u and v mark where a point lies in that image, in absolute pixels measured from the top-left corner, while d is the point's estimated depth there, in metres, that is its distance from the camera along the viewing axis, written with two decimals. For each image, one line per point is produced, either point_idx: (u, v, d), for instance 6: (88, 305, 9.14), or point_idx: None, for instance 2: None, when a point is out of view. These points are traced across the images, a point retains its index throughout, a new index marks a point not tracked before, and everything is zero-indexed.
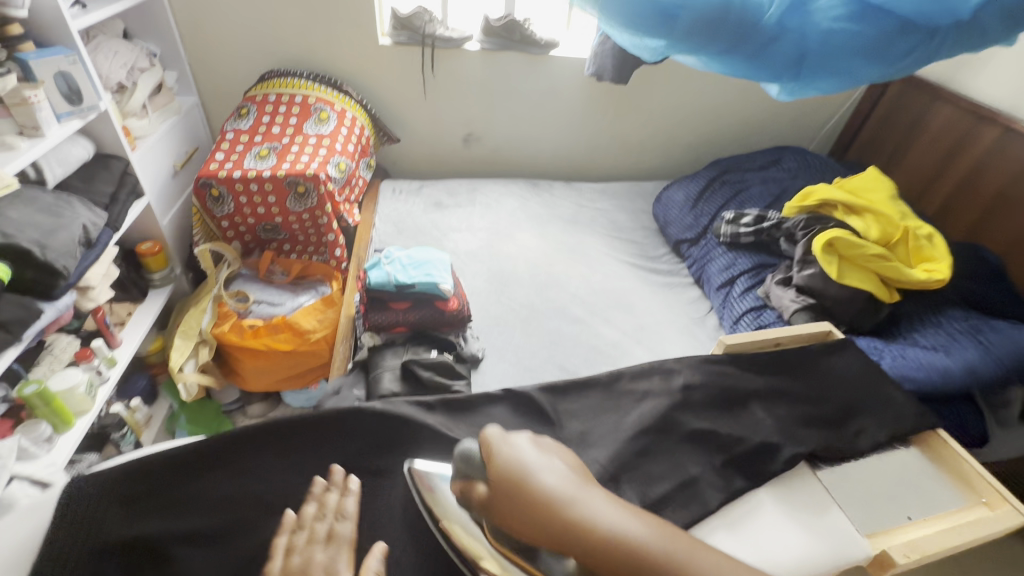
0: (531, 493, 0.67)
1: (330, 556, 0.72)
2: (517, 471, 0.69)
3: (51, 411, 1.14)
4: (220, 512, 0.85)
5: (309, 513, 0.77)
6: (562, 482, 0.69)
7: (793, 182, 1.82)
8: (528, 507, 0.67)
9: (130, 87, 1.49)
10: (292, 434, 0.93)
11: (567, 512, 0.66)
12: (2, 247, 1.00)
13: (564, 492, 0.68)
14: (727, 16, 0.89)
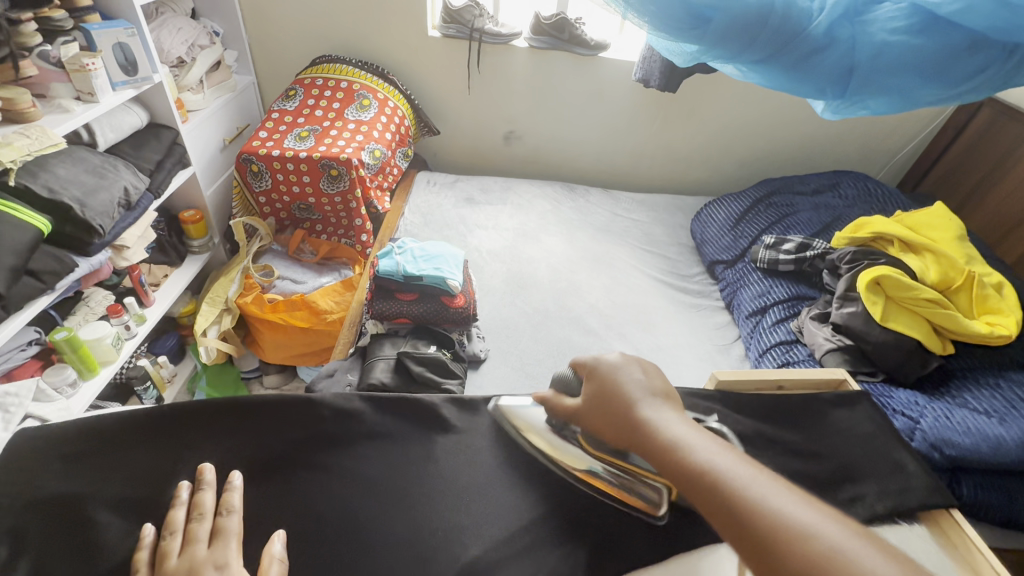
0: (610, 399, 0.64)
1: (213, 554, 0.60)
2: (605, 380, 0.66)
3: (77, 358, 1.22)
4: (130, 486, 0.68)
5: (179, 518, 0.64)
6: (648, 395, 0.62)
7: (847, 211, 1.68)
8: (606, 408, 0.64)
9: (189, 62, 1.57)
10: (238, 414, 0.75)
11: (630, 410, 0.61)
12: (45, 201, 1.08)
13: (636, 392, 0.63)
14: (767, 20, 0.81)
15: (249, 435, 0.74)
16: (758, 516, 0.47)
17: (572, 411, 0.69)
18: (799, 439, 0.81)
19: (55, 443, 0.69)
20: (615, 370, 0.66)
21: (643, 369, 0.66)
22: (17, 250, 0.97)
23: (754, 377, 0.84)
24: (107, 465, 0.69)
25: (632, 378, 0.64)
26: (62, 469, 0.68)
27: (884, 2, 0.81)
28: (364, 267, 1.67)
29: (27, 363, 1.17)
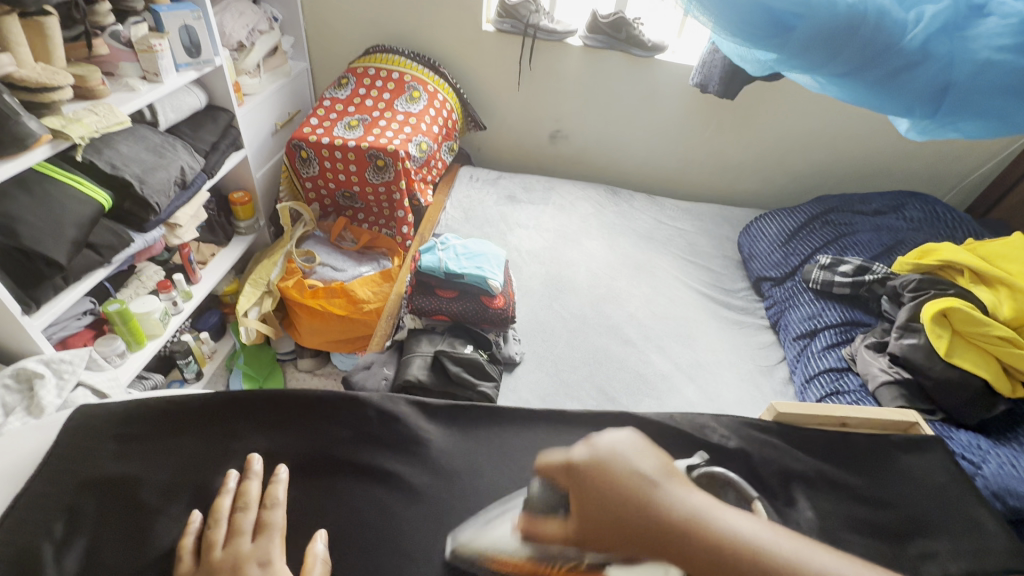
0: (607, 498, 0.46)
1: (257, 548, 0.59)
2: (590, 477, 0.48)
3: (127, 329, 1.26)
4: (179, 468, 0.69)
5: (224, 505, 0.64)
6: (645, 475, 0.47)
7: (911, 235, 1.59)
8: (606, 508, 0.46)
9: (248, 47, 1.60)
10: (288, 408, 0.76)
11: (650, 503, 0.45)
12: (108, 177, 1.11)
13: (642, 483, 0.46)
14: (855, 29, 0.76)
15: (298, 428, 0.74)
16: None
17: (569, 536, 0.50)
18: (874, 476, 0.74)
19: (118, 425, 0.72)
20: (603, 462, 0.48)
21: (627, 443, 0.50)
22: (78, 222, 1.00)
23: (819, 412, 0.80)
24: (164, 450, 0.71)
25: (624, 462, 0.48)
26: (120, 450, 0.70)
27: (988, 17, 0.75)
28: (403, 260, 1.67)
29: (82, 331, 1.21)
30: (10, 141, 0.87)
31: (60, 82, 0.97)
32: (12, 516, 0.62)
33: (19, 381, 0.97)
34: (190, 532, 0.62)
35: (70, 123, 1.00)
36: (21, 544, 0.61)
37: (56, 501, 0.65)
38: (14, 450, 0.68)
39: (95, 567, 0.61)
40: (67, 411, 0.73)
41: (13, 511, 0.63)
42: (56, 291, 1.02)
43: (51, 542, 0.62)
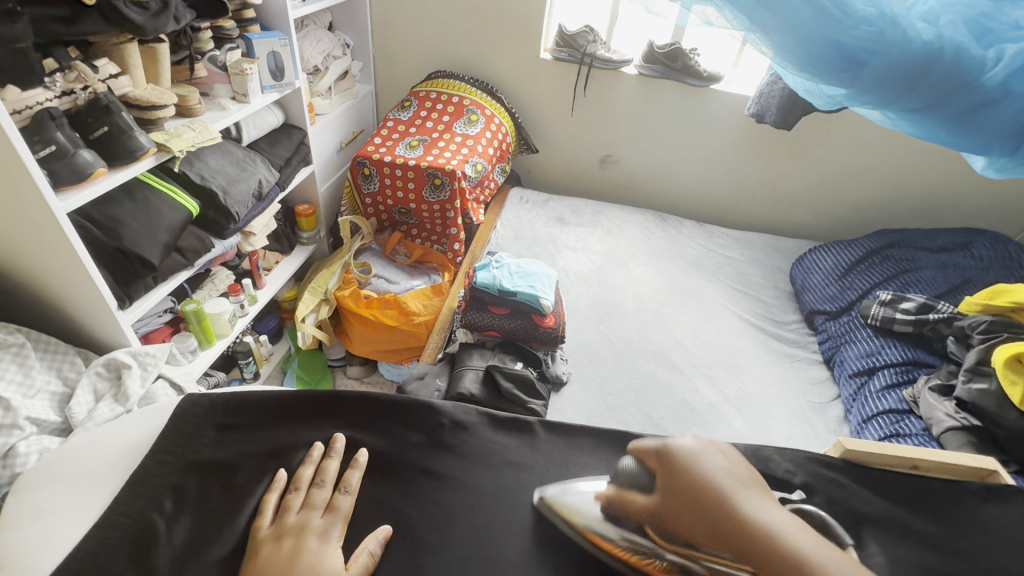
0: (693, 487, 0.52)
1: (323, 526, 0.65)
2: (678, 457, 0.54)
3: (200, 329, 1.35)
4: (265, 455, 0.74)
5: (306, 476, 0.70)
6: (726, 476, 0.52)
7: (980, 275, 1.52)
8: (683, 493, 0.52)
9: (323, 71, 1.72)
10: (354, 411, 0.80)
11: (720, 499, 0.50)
12: (197, 187, 1.21)
13: (724, 481, 0.51)
14: (933, 66, 0.76)
15: (371, 431, 0.78)
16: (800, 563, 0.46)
17: (649, 507, 0.55)
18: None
19: (216, 414, 0.77)
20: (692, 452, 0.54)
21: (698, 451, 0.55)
22: (170, 227, 1.09)
23: (889, 452, 0.76)
24: (256, 441, 0.75)
25: (704, 462, 0.53)
26: (218, 438, 0.75)
27: None
28: (457, 278, 1.72)
29: (162, 328, 1.31)
30: (123, 153, 0.97)
31: (166, 101, 1.08)
32: (127, 490, 0.69)
33: (110, 371, 1.05)
34: (275, 489, 0.69)
35: (172, 138, 1.09)
36: (133, 518, 0.67)
37: (163, 479, 0.71)
38: (116, 433, 0.75)
39: (199, 541, 0.66)
40: (173, 399, 0.79)
41: (128, 485, 0.69)
42: (146, 290, 1.10)
43: (158, 518, 0.67)
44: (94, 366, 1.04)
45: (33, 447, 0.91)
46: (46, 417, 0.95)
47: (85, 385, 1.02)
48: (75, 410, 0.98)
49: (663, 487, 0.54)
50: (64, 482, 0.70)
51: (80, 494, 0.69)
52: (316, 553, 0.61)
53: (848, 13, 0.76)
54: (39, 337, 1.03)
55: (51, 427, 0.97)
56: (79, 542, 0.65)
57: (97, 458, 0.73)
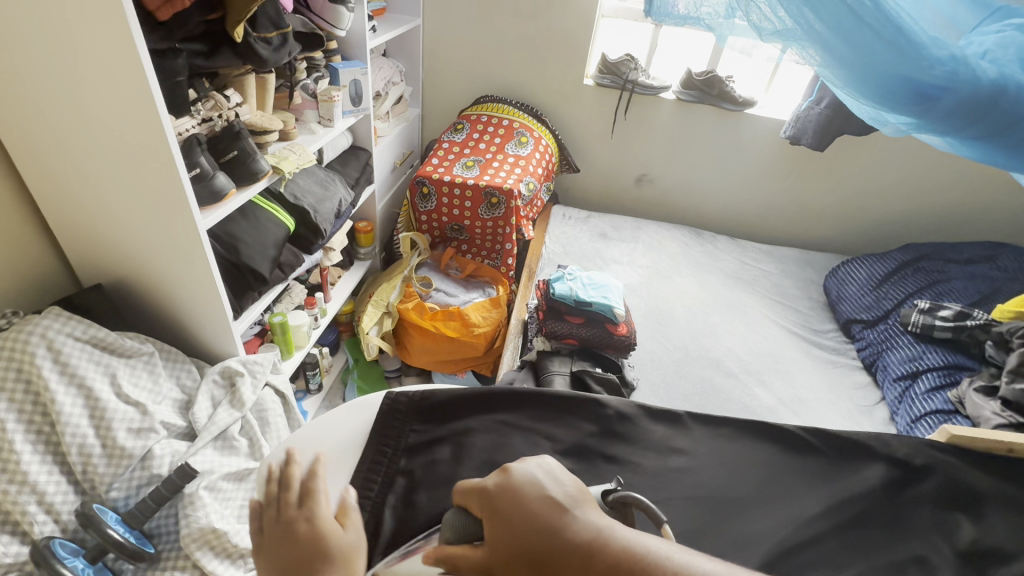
0: (517, 524, 0.46)
1: (304, 510, 0.56)
2: (502, 499, 0.48)
3: (282, 340, 1.41)
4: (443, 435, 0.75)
5: (271, 489, 0.58)
6: (556, 502, 0.46)
7: (1008, 285, 1.64)
8: (513, 532, 0.45)
9: (384, 96, 1.81)
10: None
11: (561, 536, 0.44)
12: (293, 206, 1.29)
13: (550, 508, 0.46)
14: (996, 100, 0.85)
15: (545, 417, 0.71)
16: None
17: (479, 560, 0.46)
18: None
19: (417, 412, 0.72)
20: (516, 485, 0.48)
21: (545, 467, 0.50)
22: (275, 243, 1.16)
23: (988, 435, 0.71)
24: (455, 438, 0.70)
25: (538, 489, 0.48)
26: (427, 437, 0.71)
27: None
28: (528, 285, 1.72)
29: (250, 340, 1.37)
30: (247, 174, 1.05)
31: (273, 126, 1.16)
32: (359, 475, 0.68)
33: (224, 378, 1.12)
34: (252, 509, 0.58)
35: (281, 161, 1.18)
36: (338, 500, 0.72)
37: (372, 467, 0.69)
38: (340, 427, 0.72)
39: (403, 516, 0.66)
40: (379, 393, 0.75)
41: (360, 472, 0.68)
42: (253, 302, 1.17)
43: None
44: (211, 373, 1.10)
45: (166, 450, 0.97)
46: (174, 421, 1.01)
47: (205, 392, 1.08)
48: (197, 415, 1.04)
49: (493, 536, 0.46)
50: None
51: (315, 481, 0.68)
52: (310, 539, 0.53)
53: (925, 55, 0.86)
54: (162, 346, 1.09)
55: (178, 432, 1.03)
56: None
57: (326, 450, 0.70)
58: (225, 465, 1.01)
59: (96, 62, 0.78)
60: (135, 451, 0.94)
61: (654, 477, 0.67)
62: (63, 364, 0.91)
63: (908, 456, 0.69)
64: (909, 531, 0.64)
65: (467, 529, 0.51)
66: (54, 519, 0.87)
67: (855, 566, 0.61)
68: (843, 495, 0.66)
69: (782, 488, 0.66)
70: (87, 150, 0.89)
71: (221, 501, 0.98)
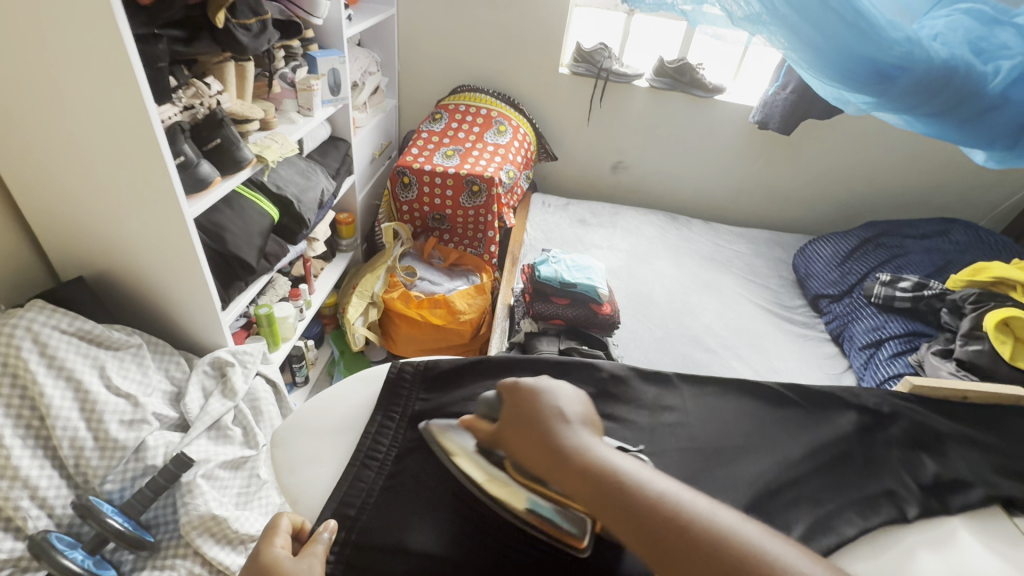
0: (528, 417, 0.59)
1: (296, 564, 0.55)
2: (526, 398, 0.61)
3: (269, 331, 1.40)
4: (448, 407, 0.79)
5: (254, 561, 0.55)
6: (565, 414, 0.58)
7: (960, 256, 1.75)
8: (521, 429, 0.59)
9: (361, 86, 1.81)
10: None
11: (560, 434, 0.56)
12: (274, 195, 1.27)
13: (555, 417, 0.58)
14: (950, 80, 0.93)
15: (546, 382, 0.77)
16: (703, 540, 0.44)
17: (494, 436, 0.62)
18: (1005, 447, 0.75)
19: (424, 380, 0.77)
20: (540, 390, 0.61)
21: (566, 390, 0.62)
22: (260, 232, 1.16)
23: (947, 385, 0.79)
24: (460, 404, 0.75)
25: (554, 400, 0.60)
26: (432, 403, 0.75)
27: None
28: (512, 270, 1.75)
29: (237, 332, 1.37)
30: (231, 162, 1.05)
31: (254, 115, 1.15)
32: (369, 437, 0.71)
33: (214, 368, 1.11)
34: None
35: (264, 149, 1.18)
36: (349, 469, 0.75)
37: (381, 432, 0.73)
38: (348, 395, 0.76)
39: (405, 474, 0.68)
40: (385, 364, 0.79)
41: (370, 433, 0.72)
42: (240, 292, 1.17)
43: None
44: (202, 364, 1.10)
45: (160, 441, 0.97)
46: (166, 412, 1.01)
47: (196, 383, 1.07)
48: (189, 406, 1.04)
49: (509, 424, 0.60)
50: (310, 436, 0.72)
51: (330, 445, 0.71)
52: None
53: (886, 36, 0.92)
54: (150, 339, 1.08)
55: (170, 423, 1.02)
56: (338, 484, 0.68)
57: (337, 415, 0.74)
58: (221, 453, 1.02)
59: (77, 50, 0.78)
60: (128, 442, 0.93)
61: (650, 432, 0.72)
62: (51, 357, 0.90)
63: (877, 404, 0.77)
64: (881, 469, 0.70)
65: (492, 415, 0.64)
66: (48, 514, 0.86)
67: (835, 501, 0.67)
68: (819, 441, 0.73)
69: (764, 437, 0.73)
70: (67, 139, 0.88)
71: (218, 488, 1.00)
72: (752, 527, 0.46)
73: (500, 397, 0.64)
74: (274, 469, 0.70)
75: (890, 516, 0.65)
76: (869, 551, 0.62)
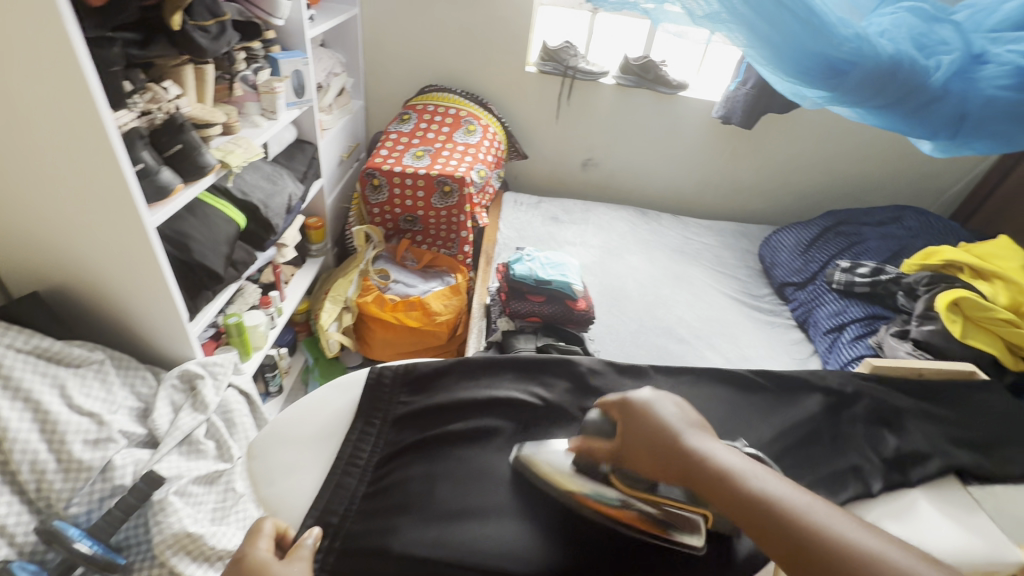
0: (643, 427, 0.59)
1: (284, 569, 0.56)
2: (638, 408, 0.61)
3: (239, 341, 1.37)
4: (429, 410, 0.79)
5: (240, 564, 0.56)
6: (679, 420, 0.59)
7: (913, 241, 1.84)
8: (645, 439, 0.59)
9: (326, 88, 1.78)
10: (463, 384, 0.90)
11: (677, 442, 0.56)
12: (240, 202, 1.24)
13: (676, 424, 0.58)
14: (896, 74, 0.98)
15: (524, 378, 0.79)
16: (841, 555, 0.43)
17: (609, 449, 0.62)
18: (957, 418, 0.80)
19: (403, 382, 0.77)
20: (647, 400, 0.61)
21: (675, 399, 0.62)
22: (227, 240, 1.13)
23: (899, 363, 0.84)
24: (440, 406, 0.75)
25: (666, 407, 0.60)
26: (412, 407, 0.75)
27: (991, 64, 0.97)
28: (487, 269, 1.76)
29: (205, 343, 1.33)
30: (193, 169, 1.00)
31: (216, 119, 1.12)
32: (349, 445, 0.71)
33: (183, 382, 1.07)
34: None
35: (228, 154, 1.15)
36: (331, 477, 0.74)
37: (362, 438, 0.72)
38: (325, 404, 0.75)
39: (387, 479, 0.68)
40: (364, 370, 0.79)
41: (350, 440, 0.71)
42: (208, 302, 1.13)
43: None
44: (170, 378, 1.06)
45: (128, 459, 0.94)
46: (134, 430, 0.98)
47: (164, 398, 1.04)
48: (158, 421, 1.00)
49: (622, 435, 0.61)
50: (288, 447, 0.71)
51: (308, 455, 0.70)
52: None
53: (836, 33, 0.96)
54: (113, 354, 1.04)
55: (139, 440, 0.99)
56: (319, 493, 0.67)
57: (315, 424, 0.73)
58: (194, 469, 0.99)
59: (24, 54, 0.74)
60: (94, 462, 0.90)
61: None
62: (6, 378, 0.86)
63: (840, 386, 0.81)
64: (846, 448, 0.74)
65: (602, 430, 0.64)
66: (9, 542, 0.82)
67: (805, 479, 0.70)
68: (788, 423, 0.76)
69: (736, 423, 0.75)
70: (16, 148, 0.84)
71: (192, 505, 0.97)
72: (893, 545, 0.44)
73: (608, 411, 0.65)
74: (251, 480, 0.69)
75: (856, 491, 0.68)
76: None
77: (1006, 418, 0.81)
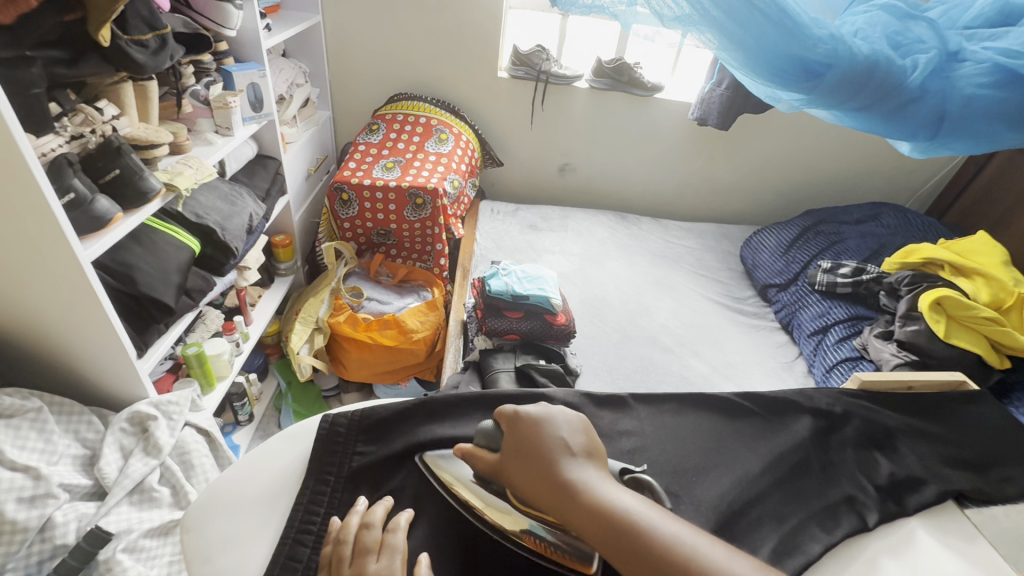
0: (532, 449, 0.58)
1: None
2: (527, 429, 0.60)
3: (200, 372, 1.28)
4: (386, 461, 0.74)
5: None
6: (571, 446, 0.58)
7: (892, 239, 1.83)
8: (527, 464, 0.58)
9: (288, 99, 1.70)
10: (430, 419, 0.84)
11: (561, 469, 0.55)
12: (194, 226, 1.17)
13: (561, 449, 0.57)
14: (872, 75, 0.94)
15: None
16: None
17: (495, 467, 0.61)
18: (948, 435, 0.77)
19: (359, 431, 0.72)
20: (539, 418, 0.60)
21: (571, 420, 0.61)
22: (179, 268, 1.04)
23: (887, 377, 0.81)
24: (399, 461, 0.70)
25: (557, 430, 0.59)
26: (370, 459, 0.70)
27: (968, 62, 0.94)
28: (463, 283, 1.69)
29: (163, 377, 1.25)
30: (135, 195, 0.93)
31: (162, 139, 1.03)
32: (301, 508, 0.65)
33: (134, 425, 0.99)
34: None
35: (175, 176, 1.06)
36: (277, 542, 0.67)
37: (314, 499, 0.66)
38: (276, 462, 0.69)
39: None
40: (317, 419, 0.73)
41: (302, 503, 0.65)
42: (159, 335, 1.05)
43: None
44: (118, 422, 0.97)
45: (70, 515, 0.86)
46: (77, 482, 0.90)
47: (112, 443, 0.95)
48: (105, 470, 0.93)
49: (507, 452, 0.60)
50: (231, 514, 0.64)
51: (253, 523, 0.64)
52: None
53: (810, 34, 0.92)
54: (54, 400, 0.96)
55: (83, 493, 0.91)
56: (266, 569, 0.60)
57: (262, 487, 0.66)
58: (146, 520, 0.92)
59: None
60: (30, 522, 0.81)
61: None
62: None
63: (829, 406, 0.77)
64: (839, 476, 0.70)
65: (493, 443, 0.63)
66: None
67: (797, 513, 0.66)
68: (778, 451, 0.72)
69: (724, 453, 0.71)
70: None
71: (144, 561, 0.89)
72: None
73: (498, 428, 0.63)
74: (185, 558, 0.61)
75: (850, 525, 0.64)
76: (834, 565, 0.61)
77: (1000, 434, 0.78)
